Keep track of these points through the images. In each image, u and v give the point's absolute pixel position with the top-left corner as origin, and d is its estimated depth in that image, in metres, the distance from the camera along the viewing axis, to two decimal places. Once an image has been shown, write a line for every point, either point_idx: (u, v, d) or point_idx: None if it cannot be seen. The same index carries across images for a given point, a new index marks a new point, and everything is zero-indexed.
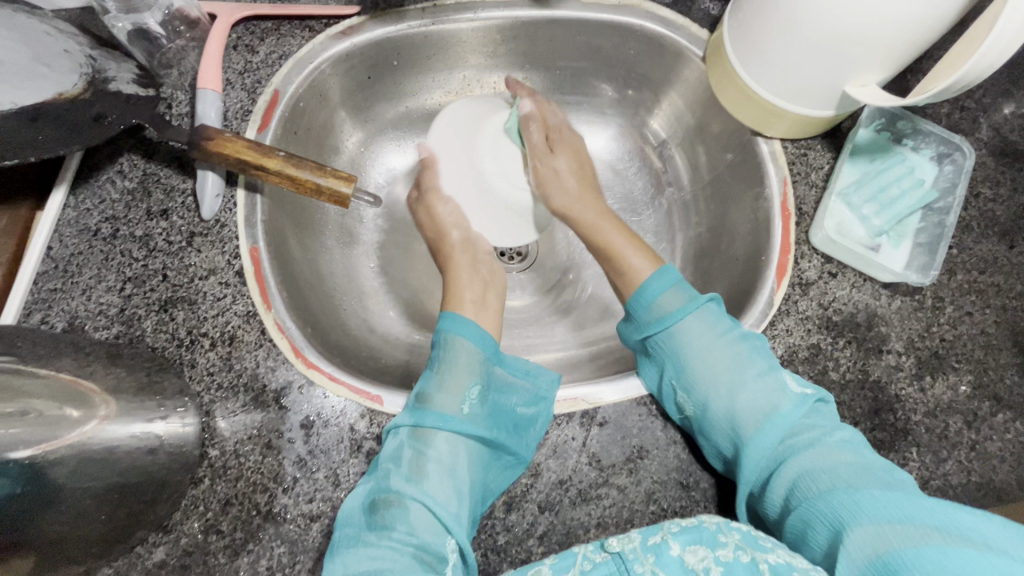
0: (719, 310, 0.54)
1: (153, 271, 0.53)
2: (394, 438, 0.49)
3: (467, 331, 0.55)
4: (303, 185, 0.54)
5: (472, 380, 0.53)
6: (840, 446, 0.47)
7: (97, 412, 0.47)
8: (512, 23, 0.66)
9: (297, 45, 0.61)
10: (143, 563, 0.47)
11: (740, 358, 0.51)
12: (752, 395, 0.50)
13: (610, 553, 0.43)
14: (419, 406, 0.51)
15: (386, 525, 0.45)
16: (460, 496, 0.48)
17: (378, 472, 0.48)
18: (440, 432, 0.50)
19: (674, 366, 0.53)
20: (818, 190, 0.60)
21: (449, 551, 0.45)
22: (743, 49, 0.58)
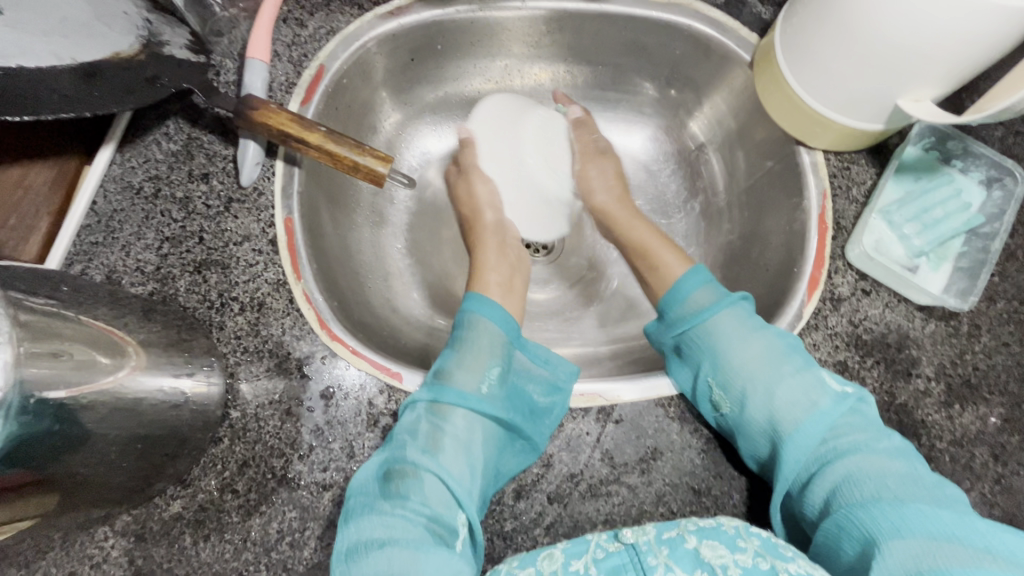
0: (748, 310, 0.55)
1: (190, 233, 0.55)
2: (410, 412, 0.50)
3: (488, 312, 0.57)
4: (343, 163, 0.55)
5: (493, 362, 0.54)
6: (888, 454, 0.46)
7: (126, 361, 0.45)
8: (561, 14, 0.66)
9: (345, 22, 0.62)
10: (160, 514, 0.48)
11: (779, 352, 0.51)
12: (793, 391, 0.50)
13: (624, 543, 0.44)
14: (439, 382, 0.52)
15: (401, 494, 0.46)
16: (473, 472, 0.49)
17: (392, 443, 0.48)
18: (458, 409, 0.51)
19: (711, 361, 0.53)
20: (858, 206, 0.59)
21: (460, 524, 0.46)
22: (795, 54, 0.56)
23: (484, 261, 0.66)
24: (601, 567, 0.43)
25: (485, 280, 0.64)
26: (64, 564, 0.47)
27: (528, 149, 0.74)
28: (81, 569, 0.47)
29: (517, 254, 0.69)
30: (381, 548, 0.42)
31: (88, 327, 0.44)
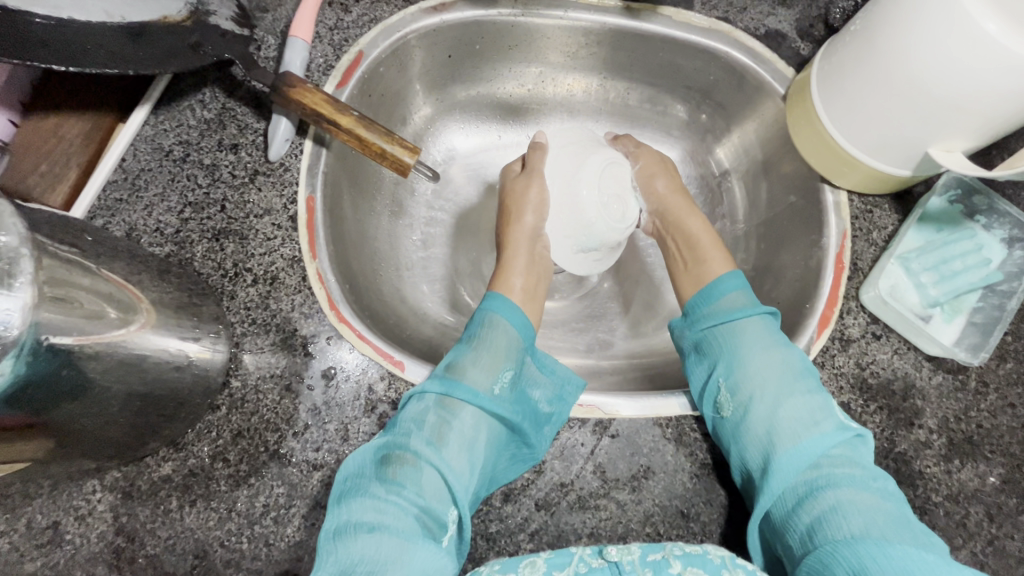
0: (773, 325, 0.56)
1: (213, 200, 0.55)
2: (420, 401, 0.50)
3: (509, 315, 0.57)
4: (371, 149, 0.55)
5: (507, 365, 0.55)
6: (873, 492, 0.46)
7: (134, 319, 0.44)
8: (600, 28, 0.67)
9: (389, 12, 0.62)
10: (150, 474, 0.48)
11: (793, 372, 0.52)
12: (792, 416, 0.50)
13: (608, 560, 0.44)
14: (451, 377, 0.52)
15: (397, 482, 0.46)
16: (470, 472, 0.48)
17: (396, 428, 0.48)
18: (468, 406, 0.51)
19: (724, 368, 0.54)
20: (877, 249, 0.59)
21: (449, 519, 0.46)
22: (831, 91, 0.56)
23: (510, 262, 0.64)
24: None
25: (507, 284, 0.63)
26: (49, 513, 0.47)
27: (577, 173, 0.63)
28: (66, 519, 0.47)
29: (546, 258, 0.66)
30: (370, 532, 0.42)
31: (103, 282, 0.43)
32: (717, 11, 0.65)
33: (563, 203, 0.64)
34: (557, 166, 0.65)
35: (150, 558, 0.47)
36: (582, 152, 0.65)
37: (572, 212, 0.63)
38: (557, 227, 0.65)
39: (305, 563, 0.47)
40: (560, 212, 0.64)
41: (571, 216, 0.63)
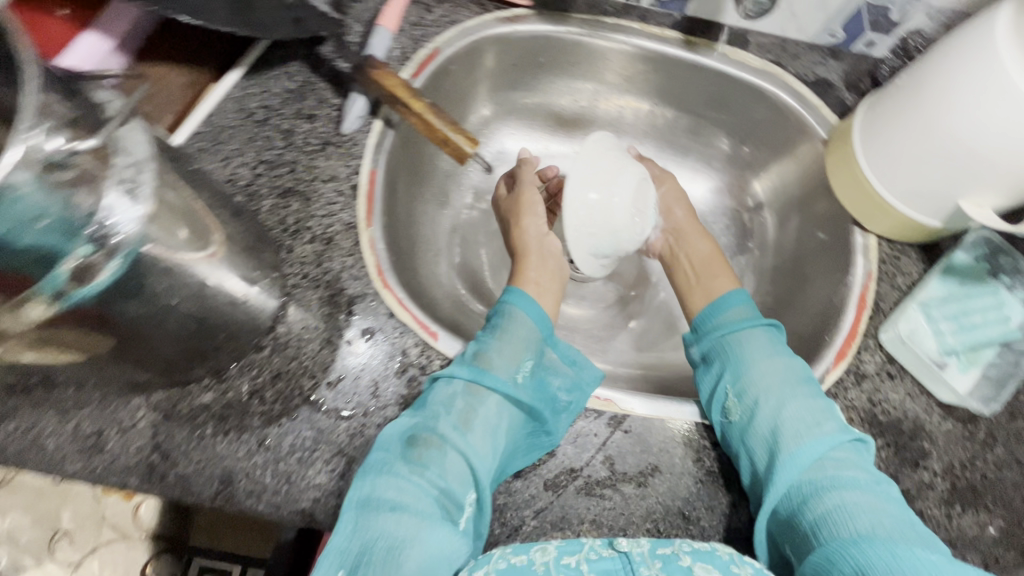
0: (776, 335, 0.59)
1: (285, 161, 0.60)
2: (448, 385, 0.52)
3: (528, 308, 0.59)
4: (435, 134, 0.60)
5: (528, 355, 0.57)
6: (880, 496, 0.47)
7: (206, 247, 0.44)
8: (659, 56, 0.71)
9: (468, 17, 0.68)
10: (191, 400, 0.52)
11: (794, 379, 0.54)
12: (799, 413, 0.52)
13: (618, 550, 0.45)
14: (478, 365, 0.54)
15: (421, 462, 0.48)
16: (491, 457, 0.50)
17: (426, 409, 0.51)
18: (493, 394, 0.53)
19: (731, 373, 0.57)
20: (900, 294, 0.61)
21: (467, 502, 0.48)
22: (870, 138, 0.59)
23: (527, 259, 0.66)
24: (592, 567, 0.44)
25: (525, 277, 0.64)
26: (96, 421, 0.51)
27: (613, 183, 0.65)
28: (109, 429, 0.51)
29: (559, 264, 0.67)
30: (391, 511, 0.45)
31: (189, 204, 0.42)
32: (772, 55, 0.69)
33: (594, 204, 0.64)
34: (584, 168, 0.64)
35: (180, 477, 0.50)
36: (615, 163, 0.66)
37: (601, 213, 0.64)
38: (581, 224, 0.63)
39: (321, 505, 0.50)
40: (589, 211, 0.63)
41: (598, 216, 0.64)
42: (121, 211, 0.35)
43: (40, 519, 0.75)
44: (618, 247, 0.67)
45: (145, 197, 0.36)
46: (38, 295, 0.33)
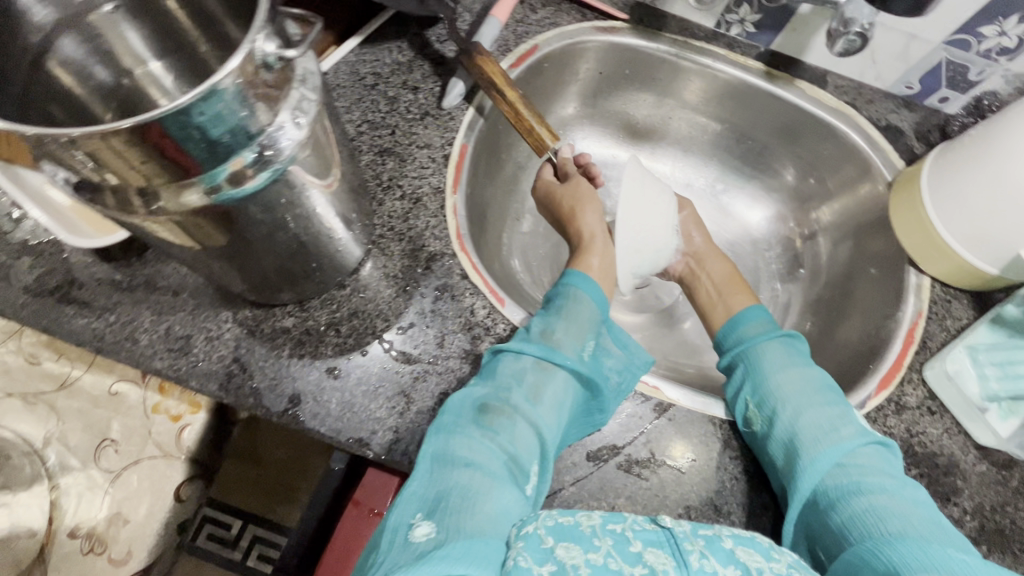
0: (791, 346, 0.61)
1: (386, 124, 0.65)
2: (517, 360, 0.54)
3: (590, 290, 0.60)
4: (523, 122, 0.64)
5: (590, 335, 0.58)
6: (907, 499, 0.48)
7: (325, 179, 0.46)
8: (739, 84, 0.75)
9: (568, 22, 0.73)
10: (274, 322, 0.56)
11: (815, 390, 0.56)
12: (816, 420, 0.54)
13: (661, 525, 0.46)
14: (548, 344, 0.55)
15: (493, 428, 0.50)
16: (553, 429, 0.52)
17: (496, 381, 0.53)
18: (561, 372, 0.54)
19: (750, 383, 0.58)
20: (948, 335, 0.63)
21: (532, 469, 0.50)
22: (937, 183, 0.62)
23: (590, 243, 0.65)
24: (636, 535, 0.45)
25: (586, 260, 0.64)
26: (186, 326, 0.55)
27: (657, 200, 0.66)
28: (197, 335, 0.55)
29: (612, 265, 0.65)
30: (466, 466, 0.47)
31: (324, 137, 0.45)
32: (847, 96, 0.73)
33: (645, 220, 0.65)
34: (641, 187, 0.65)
35: (253, 389, 0.54)
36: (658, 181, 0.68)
37: (649, 231, 0.65)
38: (628, 241, 0.64)
39: (378, 437, 0.53)
40: (639, 229, 0.64)
41: (646, 234, 0.65)
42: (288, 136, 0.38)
43: (91, 426, 0.84)
44: (655, 267, 0.69)
45: (307, 126, 0.39)
46: (200, 182, 0.36)
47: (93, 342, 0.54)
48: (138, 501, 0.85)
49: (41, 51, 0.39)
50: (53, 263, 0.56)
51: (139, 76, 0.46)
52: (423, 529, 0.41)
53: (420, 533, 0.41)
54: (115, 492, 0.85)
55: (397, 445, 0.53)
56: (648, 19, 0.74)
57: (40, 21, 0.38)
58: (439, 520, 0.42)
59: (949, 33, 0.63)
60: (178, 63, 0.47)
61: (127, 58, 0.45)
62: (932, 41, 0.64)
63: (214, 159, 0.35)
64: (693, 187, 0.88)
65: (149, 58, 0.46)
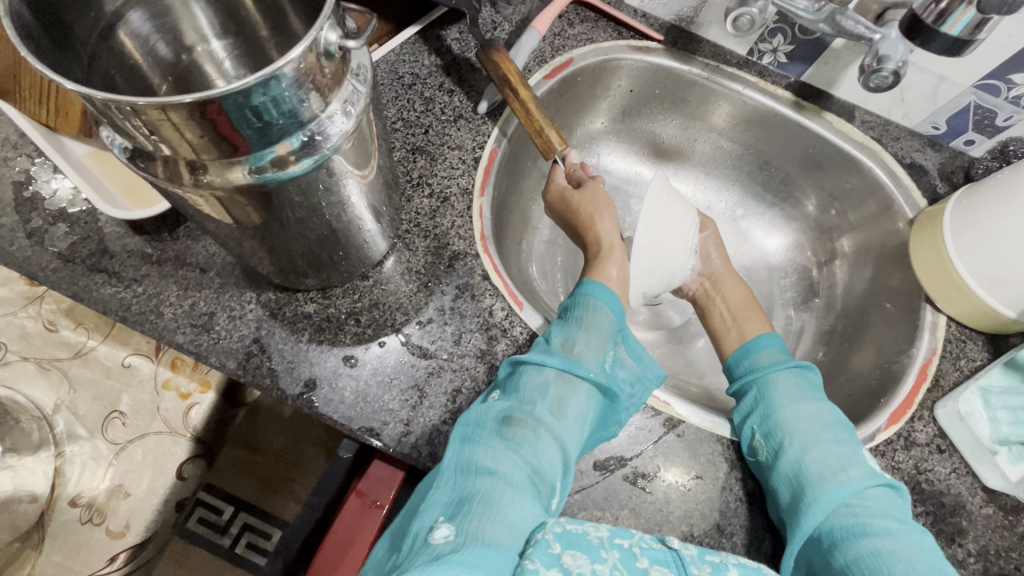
0: (804, 377, 0.59)
1: (420, 123, 0.66)
2: (539, 372, 0.52)
3: (609, 302, 0.57)
4: (534, 123, 0.62)
5: (609, 347, 0.55)
6: (915, 546, 0.47)
7: (363, 169, 0.47)
8: (768, 112, 0.76)
9: (603, 39, 0.75)
10: (296, 306, 0.57)
11: (823, 423, 0.55)
12: (824, 456, 0.52)
13: (668, 547, 0.46)
14: (568, 356, 0.53)
15: (517, 441, 0.48)
16: (574, 444, 0.51)
17: (519, 394, 0.51)
18: (583, 384, 0.53)
19: (760, 412, 0.57)
20: (962, 375, 0.63)
21: (554, 486, 0.48)
22: (960, 223, 0.63)
23: (608, 252, 0.62)
24: (643, 552, 0.45)
25: (603, 269, 0.61)
26: (210, 304, 0.56)
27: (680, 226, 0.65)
28: (220, 313, 0.56)
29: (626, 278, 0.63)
30: (489, 474, 0.45)
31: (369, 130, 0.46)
32: (874, 132, 0.74)
33: (661, 245, 0.63)
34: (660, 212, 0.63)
35: (270, 371, 0.54)
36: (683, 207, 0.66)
37: (663, 255, 0.64)
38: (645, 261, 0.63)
39: (388, 429, 0.54)
40: (654, 253, 0.63)
41: (663, 255, 0.64)
42: (336, 126, 0.40)
43: (101, 397, 0.87)
44: (665, 287, 0.68)
45: (355, 118, 0.41)
46: (246, 162, 0.37)
47: (118, 311, 0.55)
48: (141, 475, 0.85)
49: (112, 22, 0.41)
50: (88, 231, 0.58)
51: (199, 53, 0.48)
52: (444, 531, 0.40)
53: (440, 536, 0.40)
54: (118, 465, 0.85)
55: (408, 438, 0.54)
56: (683, 42, 0.76)
57: None
58: (460, 523, 0.40)
59: (979, 77, 0.64)
60: (233, 47, 0.48)
61: (187, 38, 0.47)
62: (963, 83, 0.66)
63: (262, 142, 0.37)
64: (712, 210, 0.89)
65: (210, 37, 0.48)
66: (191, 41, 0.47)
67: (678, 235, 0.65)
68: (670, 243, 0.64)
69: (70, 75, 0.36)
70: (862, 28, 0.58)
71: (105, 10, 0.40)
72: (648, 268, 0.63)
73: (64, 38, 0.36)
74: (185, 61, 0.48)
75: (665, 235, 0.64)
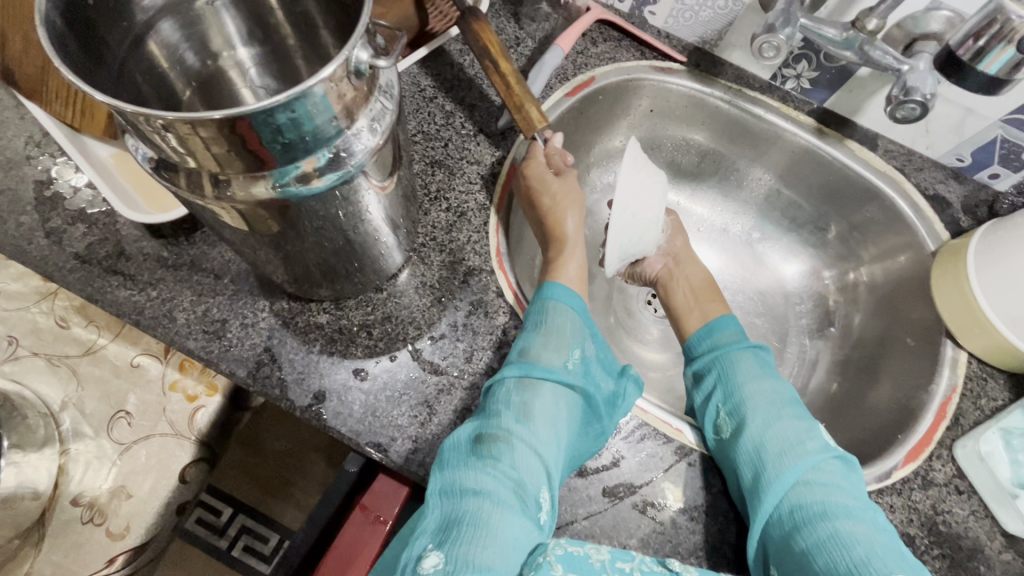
0: (760, 359, 0.61)
1: (441, 137, 0.66)
2: (501, 386, 0.52)
3: (566, 299, 0.58)
4: (512, 98, 0.60)
5: (574, 344, 0.55)
6: (868, 523, 0.48)
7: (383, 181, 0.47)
8: (790, 138, 0.76)
9: (626, 58, 0.75)
10: (309, 317, 0.56)
11: (780, 401, 0.56)
12: (783, 434, 0.53)
13: (670, 570, 0.46)
14: (525, 361, 0.53)
15: (493, 455, 0.47)
16: (551, 447, 0.50)
17: (486, 412, 0.51)
18: (545, 384, 0.52)
19: (722, 393, 0.58)
20: (982, 414, 0.61)
21: (542, 498, 0.47)
22: (984, 259, 0.61)
23: (567, 251, 0.63)
24: None
25: (563, 270, 0.61)
26: (223, 311, 0.56)
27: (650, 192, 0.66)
28: (233, 320, 0.56)
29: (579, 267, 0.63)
30: (475, 495, 0.44)
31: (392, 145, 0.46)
32: (897, 162, 0.73)
33: (636, 201, 0.65)
34: (637, 170, 0.65)
35: (280, 381, 0.54)
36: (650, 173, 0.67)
37: (638, 212, 0.65)
38: (621, 227, 0.64)
39: (396, 445, 0.53)
40: (630, 207, 0.64)
41: (636, 218, 0.65)
42: (362, 143, 0.40)
43: (108, 395, 0.87)
44: (638, 252, 0.69)
45: (381, 135, 0.41)
46: (270, 177, 0.37)
47: (132, 315, 0.55)
48: (145, 476, 0.85)
49: (143, 32, 0.41)
50: (106, 233, 0.58)
51: (224, 59, 0.48)
52: (432, 559, 0.40)
53: (430, 563, 0.40)
54: (122, 464, 0.85)
55: (415, 455, 0.53)
56: (706, 64, 0.76)
57: (147, 5, 0.40)
58: (449, 550, 0.40)
59: (1008, 112, 0.63)
60: (259, 55, 0.48)
61: (213, 46, 0.47)
62: (989, 117, 0.65)
63: (288, 158, 0.37)
64: (728, 233, 0.88)
65: (236, 44, 0.48)
66: (216, 47, 0.47)
67: (649, 202, 0.66)
68: (641, 208, 0.66)
69: (101, 84, 0.36)
70: (889, 59, 0.58)
71: (138, 19, 0.40)
72: (624, 233, 0.65)
73: (95, 48, 0.36)
74: (211, 67, 0.48)
75: (638, 201, 0.65)
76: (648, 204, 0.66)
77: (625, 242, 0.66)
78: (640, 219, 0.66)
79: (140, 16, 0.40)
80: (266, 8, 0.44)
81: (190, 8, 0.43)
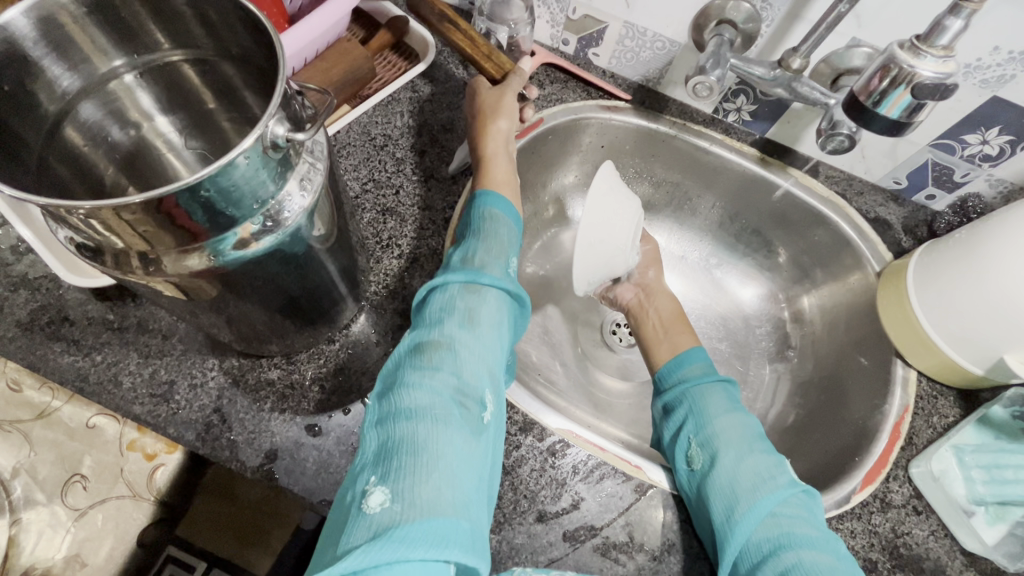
0: (729, 391, 0.61)
1: (392, 184, 0.67)
2: (443, 293, 0.50)
3: (503, 209, 0.58)
4: (478, 48, 0.67)
5: (512, 253, 0.55)
6: (826, 550, 0.48)
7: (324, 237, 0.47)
8: (735, 167, 0.78)
9: (572, 100, 0.77)
10: (259, 372, 0.56)
11: (751, 436, 0.56)
12: (754, 468, 0.53)
13: None
14: (469, 268, 0.51)
15: (434, 363, 0.45)
16: (494, 352, 0.48)
17: (427, 323, 0.49)
18: (490, 290, 0.50)
19: (693, 424, 0.58)
20: (935, 432, 0.62)
21: (485, 398, 0.46)
22: (925, 281, 0.63)
23: (496, 162, 0.62)
24: None
25: (495, 179, 0.61)
26: (171, 371, 0.55)
27: (622, 221, 0.68)
28: (182, 381, 0.55)
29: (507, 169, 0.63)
30: (412, 417, 0.42)
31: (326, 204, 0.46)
32: (838, 187, 0.76)
33: (604, 228, 0.67)
34: (608, 197, 0.67)
35: (231, 443, 0.53)
36: (621, 201, 0.69)
37: (605, 239, 0.67)
38: (587, 253, 0.67)
39: None
40: (596, 234, 0.67)
41: (604, 246, 0.68)
42: (292, 206, 0.40)
43: (63, 458, 0.85)
44: (608, 276, 0.71)
45: (311, 196, 0.41)
46: (205, 248, 0.37)
47: (76, 381, 0.54)
48: (99, 543, 0.85)
49: (58, 118, 0.43)
50: (48, 299, 0.57)
51: (147, 130, 0.50)
52: (378, 496, 0.37)
53: (376, 501, 0.37)
54: (76, 532, 0.85)
55: None
56: (650, 101, 0.78)
57: (64, 90, 0.42)
58: (394, 483, 0.38)
59: (934, 137, 0.66)
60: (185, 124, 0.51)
61: (132, 117, 0.49)
62: (918, 143, 0.67)
63: (220, 229, 0.37)
64: (687, 260, 0.89)
65: (155, 115, 0.50)
66: (137, 119, 0.49)
67: (619, 231, 0.68)
68: (609, 237, 0.68)
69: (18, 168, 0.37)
70: (817, 95, 0.60)
71: (52, 107, 0.42)
72: (590, 258, 0.68)
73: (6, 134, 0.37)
74: (135, 139, 0.50)
75: (605, 230, 0.67)
76: (619, 233, 0.68)
77: (595, 268, 0.69)
78: (609, 246, 0.68)
79: (56, 101, 0.42)
80: (187, 78, 0.47)
81: (109, 87, 0.46)
